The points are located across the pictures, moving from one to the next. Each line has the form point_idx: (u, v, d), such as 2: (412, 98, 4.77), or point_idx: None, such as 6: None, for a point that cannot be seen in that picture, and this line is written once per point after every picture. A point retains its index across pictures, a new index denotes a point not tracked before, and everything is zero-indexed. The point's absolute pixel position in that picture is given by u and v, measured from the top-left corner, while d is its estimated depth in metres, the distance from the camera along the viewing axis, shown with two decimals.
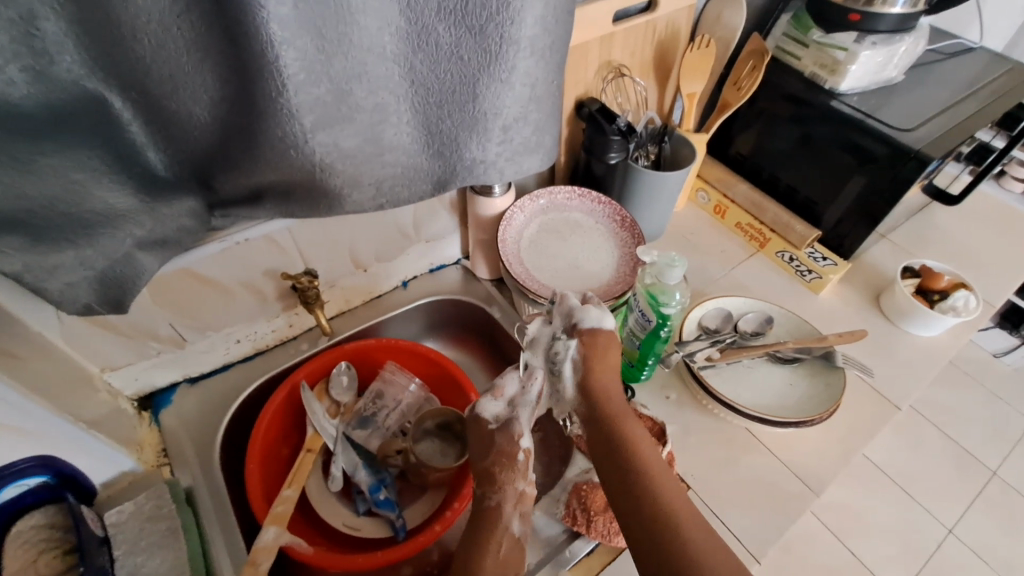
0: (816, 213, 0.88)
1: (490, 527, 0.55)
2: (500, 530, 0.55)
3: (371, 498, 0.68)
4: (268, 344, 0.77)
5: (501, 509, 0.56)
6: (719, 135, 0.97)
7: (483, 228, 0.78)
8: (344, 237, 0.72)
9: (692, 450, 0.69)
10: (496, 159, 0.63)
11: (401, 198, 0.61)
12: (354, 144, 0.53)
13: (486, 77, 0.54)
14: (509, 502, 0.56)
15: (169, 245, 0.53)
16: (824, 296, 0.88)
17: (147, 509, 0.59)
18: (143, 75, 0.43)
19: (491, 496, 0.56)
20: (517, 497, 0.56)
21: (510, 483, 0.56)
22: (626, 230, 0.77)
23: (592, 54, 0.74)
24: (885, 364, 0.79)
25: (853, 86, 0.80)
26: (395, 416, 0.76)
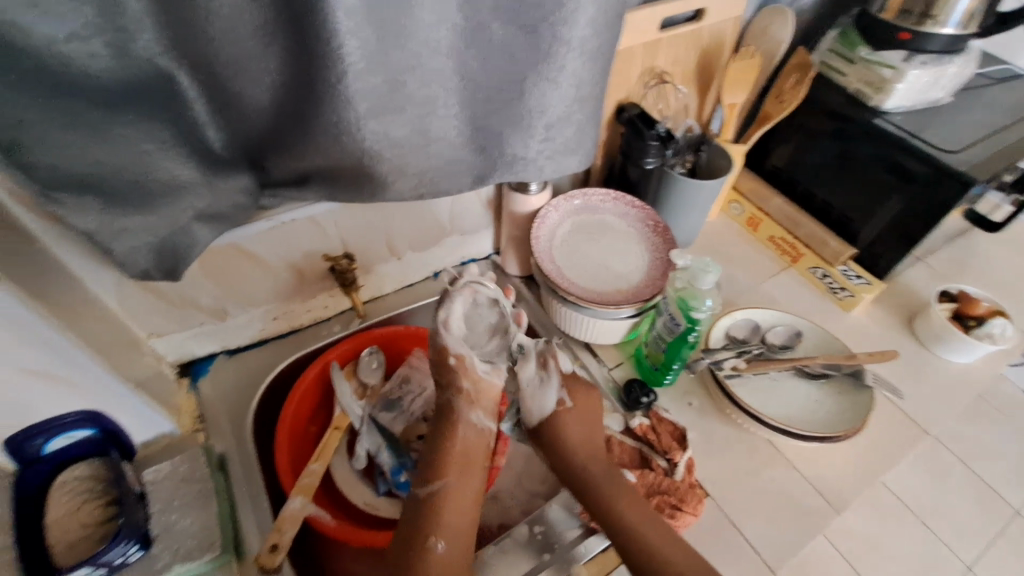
0: (852, 230, 0.87)
1: (453, 425, 0.62)
2: (459, 424, 0.62)
3: (392, 480, 0.70)
4: (302, 324, 0.79)
5: (454, 405, 0.63)
6: (756, 148, 0.97)
7: (517, 224, 0.80)
8: (382, 225, 0.74)
9: (713, 458, 0.70)
10: (537, 156, 0.64)
11: (442, 189, 0.64)
12: (402, 133, 0.55)
13: (535, 74, 0.56)
14: (463, 402, 0.63)
15: (223, 219, 0.56)
16: (855, 314, 0.87)
17: (182, 471, 0.62)
18: (214, 57, 0.45)
19: (444, 394, 0.64)
20: (467, 396, 0.63)
21: (454, 384, 0.63)
22: (658, 236, 0.77)
23: (636, 60, 0.75)
24: (915, 387, 0.78)
25: (898, 104, 0.80)
26: (420, 403, 0.77)
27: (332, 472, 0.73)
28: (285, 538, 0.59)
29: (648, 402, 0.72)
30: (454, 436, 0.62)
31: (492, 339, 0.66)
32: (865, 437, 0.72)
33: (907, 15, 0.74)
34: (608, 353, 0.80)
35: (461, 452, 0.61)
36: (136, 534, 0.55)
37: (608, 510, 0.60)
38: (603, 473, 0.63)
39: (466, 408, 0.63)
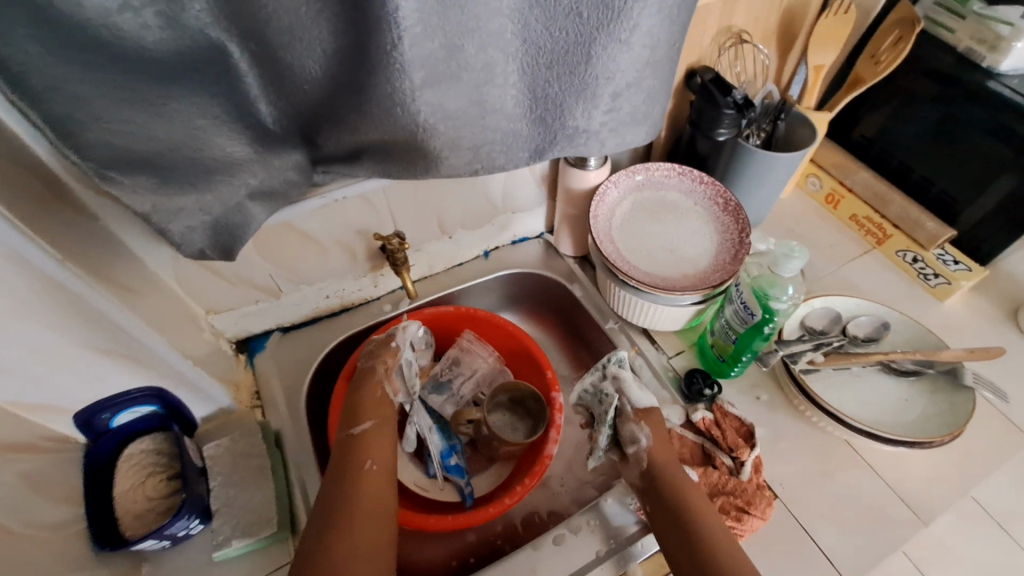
0: (952, 209, 0.77)
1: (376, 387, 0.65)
2: (376, 384, 0.65)
3: (441, 463, 0.70)
4: (353, 302, 0.79)
5: (375, 370, 0.66)
6: (841, 116, 0.87)
7: (573, 203, 0.75)
8: (433, 203, 0.71)
9: (783, 457, 0.65)
10: (600, 128, 0.59)
11: (497, 164, 0.60)
12: (457, 105, 0.52)
13: (604, 36, 0.50)
14: (383, 369, 0.66)
15: (276, 197, 0.54)
16: (950, 304, 0.78)
17: (239, 447, 0.62)
18: (265, 24, 0.42)
19: (368, 361, 0.67)
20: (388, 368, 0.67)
21: (382, 360, 0.67)
22: (729, 215, 0.70)
23: (713, 18, 0.67)
24: (1019, 388, 0.70)
25: (1016, 65, 0.68)
26: (470, 385, 0.76)
27: None
28: None
29: (711, 395, 0.67)
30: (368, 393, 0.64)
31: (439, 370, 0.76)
32: (960, 442, 0.65)
33: None
34: (668, 340, 0.75)
35: (374, 407, 0.63)
36: (197, 508, 0.57)
37: (682, 517, 0.53)
38: (695, 493, 0.55)
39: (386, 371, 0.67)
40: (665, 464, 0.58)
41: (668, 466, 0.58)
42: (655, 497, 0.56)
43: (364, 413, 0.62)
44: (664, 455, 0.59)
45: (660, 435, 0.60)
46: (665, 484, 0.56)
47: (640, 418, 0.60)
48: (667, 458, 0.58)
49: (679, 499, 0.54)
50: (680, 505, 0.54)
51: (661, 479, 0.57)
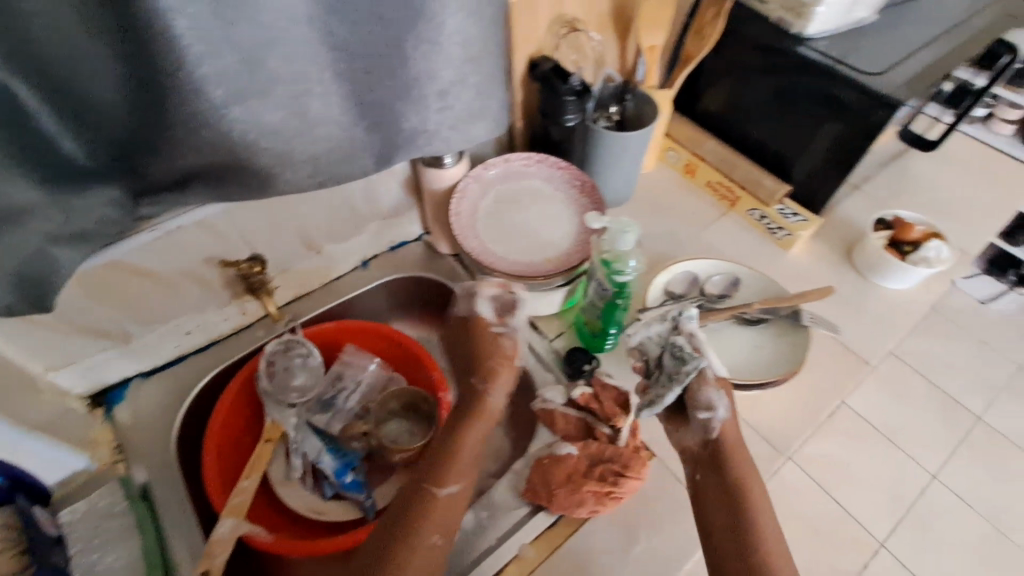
0: (786, 167, 0.85)
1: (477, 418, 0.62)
2: (487, 410, 0.63)
3: (338, 482, 0.69)
4: (222, 334, 0.74)
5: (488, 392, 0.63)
6: (686, 90, 0.92)
7: (439, 202, 0.75)
8: (288, 219, 0.68)
9: (659, 417, 0.69)
10: (440, 128, 0.60)
11: (342, 173, 0.59)
12: (279, 118, 0.50)
13: (411, 38, 0.51)
14: (491, 391, 0.63)
15: (91, 239, 0.50)
16: (795, 253, 0.86)
17: (102, 506, 0.62)
18: (48, 57, 0.40)
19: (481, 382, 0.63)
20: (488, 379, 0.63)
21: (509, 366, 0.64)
22: (586, 196, 0.74)
23: (542, 7, 0.69)
24: (855, 319, 0.78)
25: (821, 30, 0.75)
26: (357, 398, 0.74)
27: (272, 483, 0.69)
28: (216, 562, 0.57)
29: (590, 369, 0.70)
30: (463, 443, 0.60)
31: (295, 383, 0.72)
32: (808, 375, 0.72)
33: None
34: (549, 324, 0.77)
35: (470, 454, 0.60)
36: None
37: (745, 510, 0.54)
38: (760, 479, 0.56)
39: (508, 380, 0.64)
40: (739, 452, 0.58)
41: (735, 449, 0.58)
42: (714, 480, 0.57)
43: (448, 470, 0.59)
44: (735, 442, 0.59)
45: (731, 425, 0.59)
46: (711, 474, 0.57)
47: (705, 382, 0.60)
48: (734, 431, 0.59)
49: (749, 487, 0.55)
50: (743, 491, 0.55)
51: (726, 465, 0.57)
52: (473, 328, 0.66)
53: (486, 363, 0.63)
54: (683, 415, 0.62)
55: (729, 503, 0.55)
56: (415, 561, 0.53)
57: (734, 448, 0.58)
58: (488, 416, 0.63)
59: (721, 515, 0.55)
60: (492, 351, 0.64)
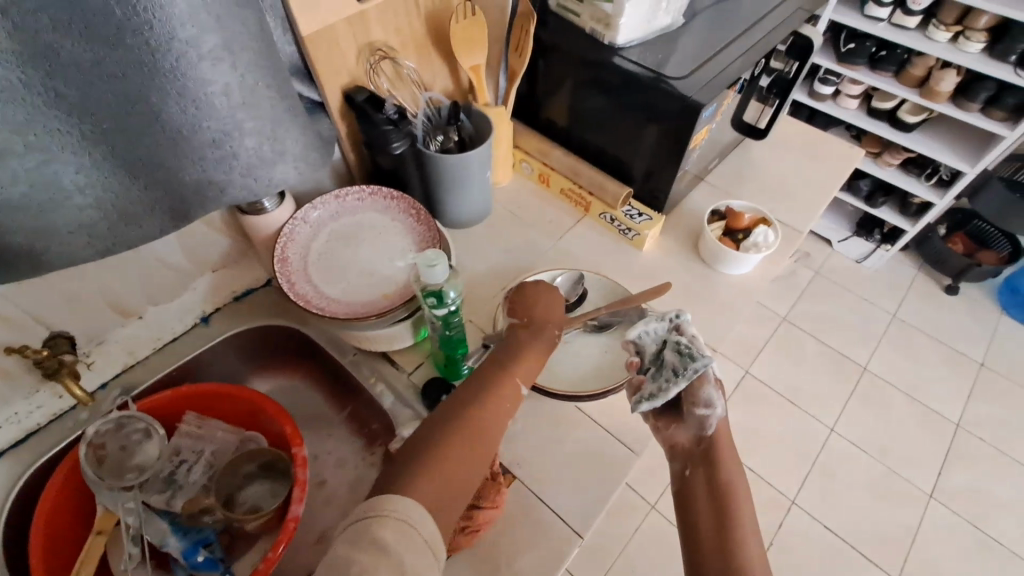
0: (626, 169, 0.87)
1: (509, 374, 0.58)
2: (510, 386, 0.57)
3: (188, 564, 0.63)
4: (38, 424, 0.67)
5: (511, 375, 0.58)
6: (529, 102, 0.93)
7: (271, 247, 0.71)
8: (91, 290, 0.62)
9: (520, 437, 0.69)
10: (232, 176, 0.57)
11: (128, 236, 0.55)
12: (19, 194, 0.45)
13: (161, 91, 0.47)
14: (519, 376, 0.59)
15: None
16: (647, 251, 0.89)
17: None
18: None
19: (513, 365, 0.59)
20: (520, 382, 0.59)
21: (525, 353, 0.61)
22: (422, 224, 0.72)
23: (343, 39, 0.67)
24: (704, 308, 0.82)
25: (630, 38, 0.78)
26: (202, 468, 0.70)
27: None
28: None
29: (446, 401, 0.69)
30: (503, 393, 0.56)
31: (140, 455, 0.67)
32: None
33: None
34: (406, 357, 0.75)
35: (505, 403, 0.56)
36: None
37: (733, 533, 0.50)
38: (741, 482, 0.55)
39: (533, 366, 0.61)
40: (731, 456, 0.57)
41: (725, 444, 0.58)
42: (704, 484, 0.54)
43: (503, 402, 0.55)
44: (727, 443, 0.58)
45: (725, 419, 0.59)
46: (709, 476, 0.55)
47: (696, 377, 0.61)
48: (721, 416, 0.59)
49: (719, 494, 0.53)
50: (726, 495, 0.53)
51: (717, 457, 0.56)
52: (543, 288, 0.69)
53: (553, 299, 0.68)
54: (674, 413, 0.61)
55: (720, 516, 0.51)
56: (460, 477, 0.48)
57: (717, 453, 0.57)
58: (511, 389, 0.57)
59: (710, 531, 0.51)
60: (548, 289, 0.70)
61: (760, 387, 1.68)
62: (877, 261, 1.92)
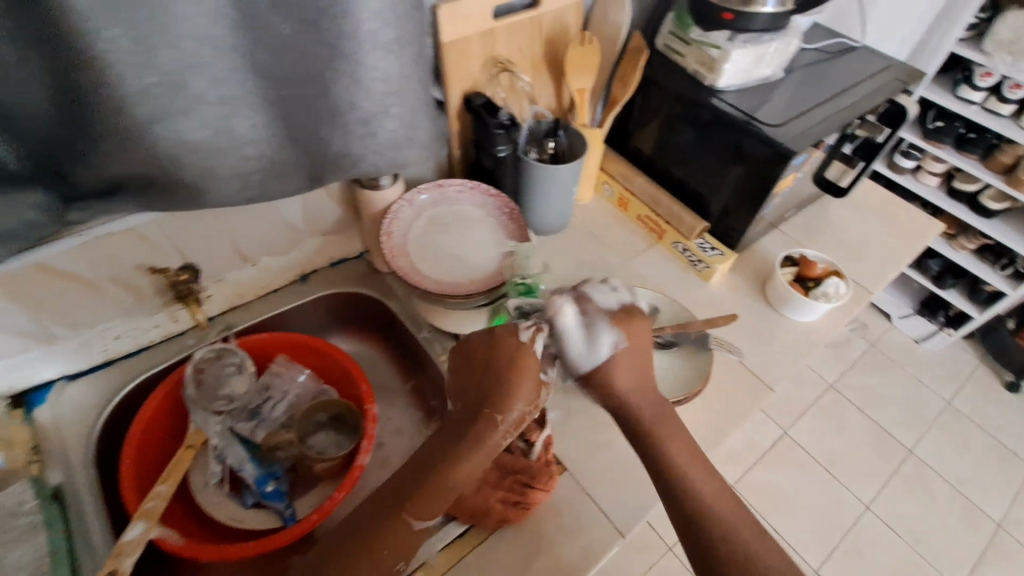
0: (705, 205, 0.92)
1: (484, 428, 0.58)
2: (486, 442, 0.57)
3: (258, 491, 0.70)
4: (152, 341, 0.75)
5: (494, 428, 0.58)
6: (619, 130, 0.99)
7: (375, 221, 0.79)
8: (224, 233, 0.71)
9: (571, 434, 0.72)
10: (365, 152, 0.64)
11: (269, 191, 0.63)
12: (203, 136, 0.54)
13: (335, 70, 0.55)
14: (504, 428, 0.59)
15: (14, 241, 0.52)
16: (714, 284, 0.92)
17: (8, 505, 0.59)
18: None
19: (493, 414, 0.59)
20: (516, 423, 0.59)
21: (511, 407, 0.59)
22: (513, 223, 0.79)
23: (473, 49, 0.75)
24: (763, 347, 0.84)
25: (730, 83, 0.84)
26: (283, 407, 0.77)
27: (191, 488, 0.71)
28: (124, 565, 0.58)
29: None
30: (466, 454, 0.57)
31: (227, 388, 0.74)
32: (714, 399, 0.77)
33: None
34: None
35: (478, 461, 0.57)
36: None
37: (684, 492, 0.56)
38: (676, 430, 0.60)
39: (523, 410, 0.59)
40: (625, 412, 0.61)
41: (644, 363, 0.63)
42: (653, 451, 0.58)
43: (467, 467, 0.56)
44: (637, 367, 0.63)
45: (636, 335, 0.63)
46: (652, 447, 0.58)
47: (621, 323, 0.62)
48: (639, 337, 0.63)
49: (671, 457, 0.57)
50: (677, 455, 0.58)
51: (642, 419, 0.60)
52: (512, 352, 0.61)
53: (511, 380, 0.60)
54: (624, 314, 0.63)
55: (670, 478, 0.57)
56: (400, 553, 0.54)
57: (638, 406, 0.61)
58: (489, 446, 0.58)
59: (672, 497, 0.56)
60: (517, 367, 0.60)
61: (797, 450, 1.63)
62: (936, 343, 1.87)
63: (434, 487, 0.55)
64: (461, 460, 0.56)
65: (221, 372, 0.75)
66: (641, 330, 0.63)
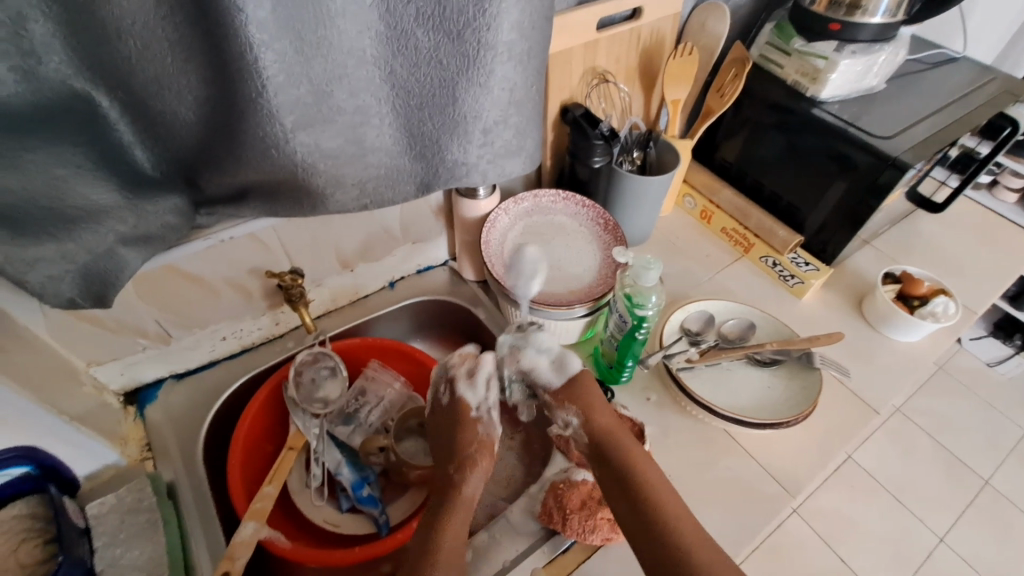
0: (799, 218, 0.89)
1: (459, 487, 0.61)
2: (464, 501, 0.60)
3: (354, 496, 0.70)
4: (254, 342, 0.78)
5: (466, 485, 0.61)
6: (705, 141, 0.98)
7: (468, 230, 0.79)
8: (329, 238, 0.73)
9: (672, 451, 0.70)
10: (478, 161, 0.64)
11: (384, 198, 0.62)
12: (336, 144, 0.54)
13: (465, 80, 0.56)
14: (471, 482, 0.61)
15: (153, 242, 0.54)
16: (806, 300, 0.89)
17: (128, 502, 0.60)
18: (129, 75, 0.44)
19: (455, 472, 0.62)
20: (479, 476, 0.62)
21: (476, 467, 0.62)
22: (608, 233, 0.78)
23: (576, 60, 0.75)
24: (865, 368, 0.80)
25: (834, 94, 0.81)
26: (378, 413, 0.77)
27: (289, 493, 0.71)
28: (237, 565, 0.58)
29: (606, 401, 0.72)
30: (451, 517, 0.59)
31: (325, 392, 0.75)
32: (817, 422, 0.74)
33: (838, 5, 0.73)
34: (566, 353, 0.80)
35: (456, 524, 0.58)
36: (77, 570, 0.54)
37: (647, 510, 0.56)
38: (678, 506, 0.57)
39: (484, 467, 0.63)
40: (617, 497, 0.58)
41: (612, 433, 0.62)
42: (635, 520, 0.56)
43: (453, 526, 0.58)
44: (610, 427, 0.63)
45: (592, 407, 0.64)
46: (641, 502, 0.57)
47: (566, 401, 0.65)
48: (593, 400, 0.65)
49: (643, 482, 0.58)
50: (668, 537, 0.55)
51: (647, 511, 0.56)
52: (456, 417, 0.65)
53: (460, 448, 0.63)
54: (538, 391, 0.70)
55: (632, 501, 0.57)
56: None
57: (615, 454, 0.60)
58: (465, 503, 0.60)
59: (632, 519, 0.57)
60: (467, 455, 0.63)
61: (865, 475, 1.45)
62: (1013, 368, 1.75)
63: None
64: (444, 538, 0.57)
65: (317, 377, 0.75)
66: (589, 391, 0.66)
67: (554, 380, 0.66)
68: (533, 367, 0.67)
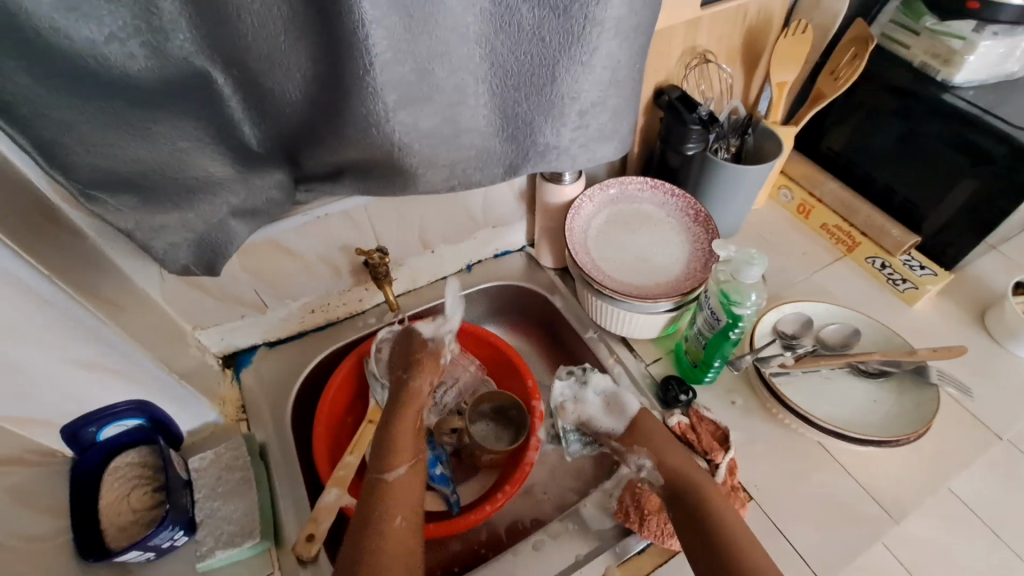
0: (916, 217, 0.80)
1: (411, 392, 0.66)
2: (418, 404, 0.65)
3: (428, 473, 0.71)
4: (339, 316, 0.80)
5: (423, 390, 0.66)
6: (809, 129, 0.90)
7: (551, 215, 0.78)
8: (414, 219, 0.73)
9: (759, 460, 0.66)
10: (570, 145, 0.62)
11: (473, 181, 0.62)
12: (432, 124, 0.54)
13: (566, 59, 0.54)
14: (424, 386, 0.67)
15: (259, 215, 0.56)
16: (918, 308, 0.81)
17: (225, 458, 0.64)
18: (245, 52, 0.45)
19: (415, 379, 0.67)
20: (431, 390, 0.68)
21: (427, 376, 0.68)
22: (699, 225, 0.73)
23: (676, 39, 0.71)
24: (986, 387, 0.72)
25: (969, 78, 0.72)
26: (453, 394, 0.78)
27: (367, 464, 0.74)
28: (321, 528, 0.60)
29: (687, 401, 0.69)
30: (403, 419, 0.63)
31: None
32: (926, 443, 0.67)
33: None
34: (646, 348, 0.77)
35: (408, 429, 0.62)
36: (181, 520, 0.58)
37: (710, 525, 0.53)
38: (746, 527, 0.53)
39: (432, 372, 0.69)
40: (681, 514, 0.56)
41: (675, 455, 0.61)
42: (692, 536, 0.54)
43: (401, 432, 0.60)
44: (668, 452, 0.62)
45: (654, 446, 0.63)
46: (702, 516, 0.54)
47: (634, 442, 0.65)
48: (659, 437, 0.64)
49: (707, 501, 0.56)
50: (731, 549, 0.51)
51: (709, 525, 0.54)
52: (413, 340, 0.72)
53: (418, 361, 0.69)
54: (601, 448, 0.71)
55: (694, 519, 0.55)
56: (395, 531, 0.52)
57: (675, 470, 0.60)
58: (414, 408, 0.64)
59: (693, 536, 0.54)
60: (403, 405, 0.64)
61: None
62: None
63: (388, 510, 0.54)
64: (400, 474, 0.57)
65: None
66: (650, 432, 0.65)
67: (614, 424, 0.68)
68: (590, 413, 0.70)
